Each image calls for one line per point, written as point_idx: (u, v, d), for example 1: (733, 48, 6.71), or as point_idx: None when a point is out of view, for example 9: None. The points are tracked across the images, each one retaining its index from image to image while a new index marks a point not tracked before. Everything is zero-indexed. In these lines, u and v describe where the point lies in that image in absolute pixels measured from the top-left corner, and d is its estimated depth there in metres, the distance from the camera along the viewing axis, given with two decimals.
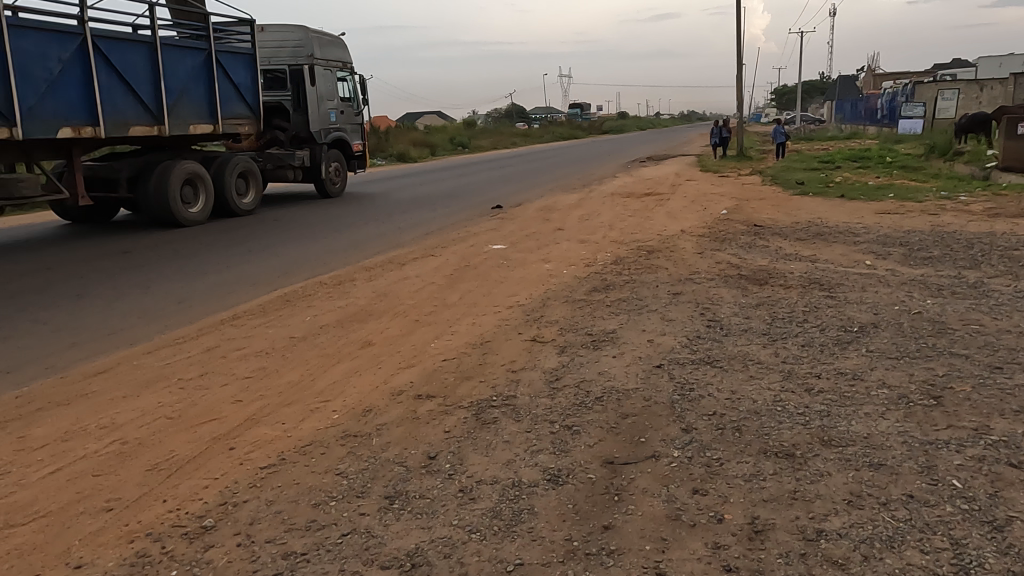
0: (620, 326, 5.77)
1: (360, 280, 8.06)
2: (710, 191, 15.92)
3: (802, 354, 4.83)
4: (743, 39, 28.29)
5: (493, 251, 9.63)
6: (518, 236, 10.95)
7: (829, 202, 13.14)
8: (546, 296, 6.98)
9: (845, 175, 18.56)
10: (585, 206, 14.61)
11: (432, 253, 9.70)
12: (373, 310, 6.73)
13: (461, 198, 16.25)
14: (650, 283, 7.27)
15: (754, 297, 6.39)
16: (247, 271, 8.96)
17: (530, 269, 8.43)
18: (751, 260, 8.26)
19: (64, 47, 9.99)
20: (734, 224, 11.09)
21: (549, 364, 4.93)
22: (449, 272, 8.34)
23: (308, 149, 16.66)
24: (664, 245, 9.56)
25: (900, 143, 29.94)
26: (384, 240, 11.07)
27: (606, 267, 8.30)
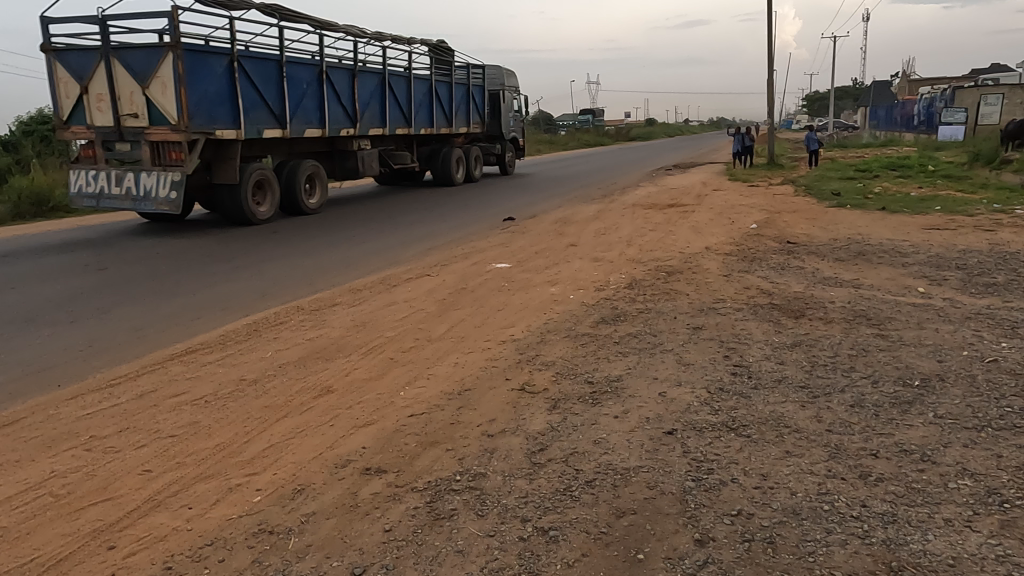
0: (628, 372, 4.83)
1: (342, 306, 7.20)
2: (739, 202, 14.88)
3: (852, 418, 3.85)
4: (775, 45, 27.24)
5: (497, 271, 8.73)
6: (527, 252, 10.04)
7: (870, 216, 12.05)
8: (547, 329, 6.06)
9: (885, 185, 17.39)
10: (604, 218, 13.65)
11: (429, 272, 8.83)
12: (346, 344, 5.86)
13: (474, 209, 15.37)
14: (668, 313, 6.32)
15: (789, 334, 5.41)
16: (224, 291, 8.16)
17: (534, 293, 7.52)
18: (784, 284, 7.27)
19: (159, 56, 11.05)
20: (765, 240, 10.09)
21: (535, 426, 4.01)
22: (442, 296, 7.46)
23: (500, 146, 24.03)
24: (686, 264, 8.60)
25: (941, 151, 28.54)
26: (382, 255, 10.24)
27: (620, 291, 7.37)
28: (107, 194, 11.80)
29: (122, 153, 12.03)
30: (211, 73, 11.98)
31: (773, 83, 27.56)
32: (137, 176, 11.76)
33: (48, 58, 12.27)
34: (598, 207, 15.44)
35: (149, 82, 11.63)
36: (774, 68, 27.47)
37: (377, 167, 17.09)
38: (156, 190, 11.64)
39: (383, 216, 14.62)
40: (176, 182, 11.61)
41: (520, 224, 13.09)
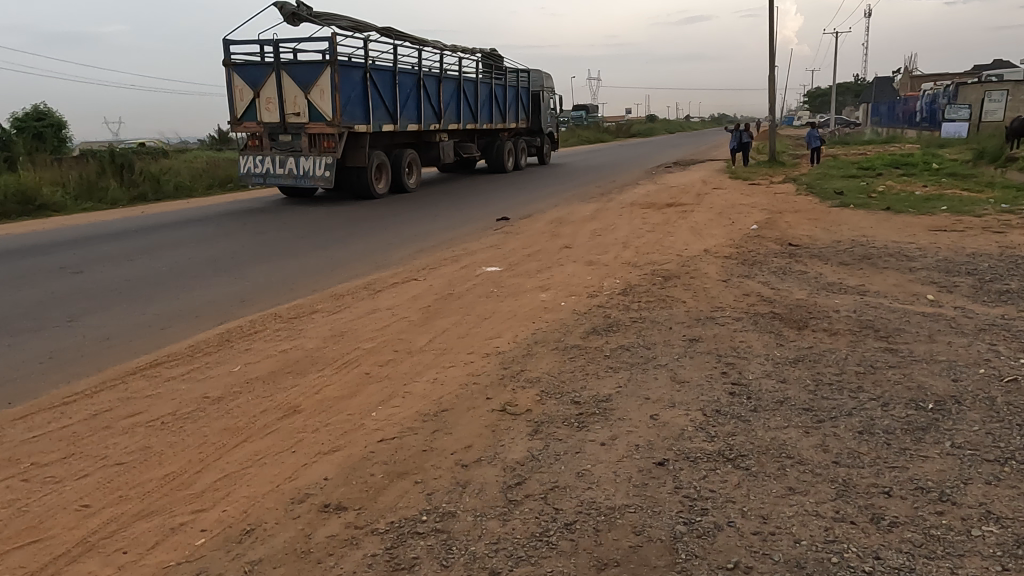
0: (619, 390, 4.48)
1: (321, 314, 6.86)
2: (740, 202, 14.54)
3: (860, 447, 3.50)
4: (776, 42, 26.89)
5: (488, 275, 8.38)
6: (520, 254, 9.69)
7: (874, 216, 11.72)
8: (535, 340, 5.72)
9: (888, 183, 17.02)
10: (601, 218, 13.29)
11: (416, 276, 8.48)
12: (321, 357, 5.52)
13: (468, 208, 15.02)
14: (663, 323, 5.98)
15: (791, 348, 5.06)
16: (202, 295, 7.82)
17: (524, 299, 7.17)
18: (786, 290, 6.92)
19: (354, 78, 15.28)
20: (766, 242, 9.74)
21: (514, 454, 3.67)
22: (428, 303, 7.10)
23: (541, 139, 26.84)
24: (684, 268, 8.25)
25: (945, 148, 28.20)
26: (370, 257, 9.90)
27: (614, 298, 7.02)
28: (275, 173, 15.27)
29: (285, 143, 15.46)
30: (362, 85, 15.60)
31: (775, 81, 27.17)
32: (297, 160, 15.23)
33: (228, 71, 15.62)
34: (596, 206, 15.09)
35: (311, 90, 15.01)
36: (776, 66, 27.07)
37: (450, 155, 19.97)
38: (313, 170, 15.03)
39: (375, 215, 14.28)
40: (330, 165, 15.02)
41: (515, 224, 12.75)
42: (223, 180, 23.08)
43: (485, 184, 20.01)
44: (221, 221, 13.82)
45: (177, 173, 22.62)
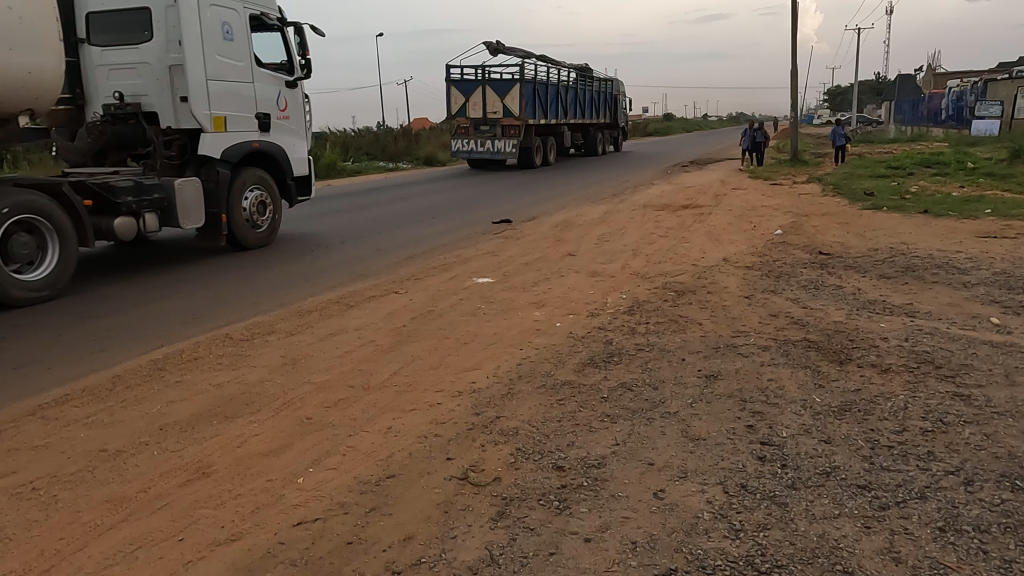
0: (615, 452, 3.52)
1: (278, 335, 5.94)
2: (762, 203, 13.50)
3: (946, 559, 2.53)
4: (798, 36, 25.73)
5: (477, 288, 7.41)
6: (517, 263, 8.73)
7: (911, 221, 10.64)
8: (519, 374, 4.75)
9: (921, 184, 15.92)
10: (611, 221, 12.31)
11: (397, 288, 7.54)
12: (259, 394, 4.58)
13: (470, 210, 14.08)
14: (675, 352, 5.00)
15: (833, 391, 4.08)
16: (154, 308, 6.92)
17: (513, 318, 6.20)
18: (820, 310, 5.90)
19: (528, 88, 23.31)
20: (793, 250, 8.73)
21: (468, 554, 2.73)
22: (401, 323, 6.15)
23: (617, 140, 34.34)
24: (700, 282, 7.25)
25: (977, 146, 26.86)
26: (353, 265, 8.99)
27: (617, 318, 6.04)
28: (475, 150, 23.55)
29: (485, 130, 23.96)
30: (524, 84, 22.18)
31: (796, 79, 26.03)
32: (493, 143, 23.73)
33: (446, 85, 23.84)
34: (607, 208, 14.10)
35: (504, 98, 23.32)
36: (797, 66, 25.94)
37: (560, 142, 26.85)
38: (504, 147, 23.55)
39: (371, 216, 13.39)
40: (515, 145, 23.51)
41: (517, 228, 11.80)
42: None
43: (490, 184, 19.05)
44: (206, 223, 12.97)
45: None
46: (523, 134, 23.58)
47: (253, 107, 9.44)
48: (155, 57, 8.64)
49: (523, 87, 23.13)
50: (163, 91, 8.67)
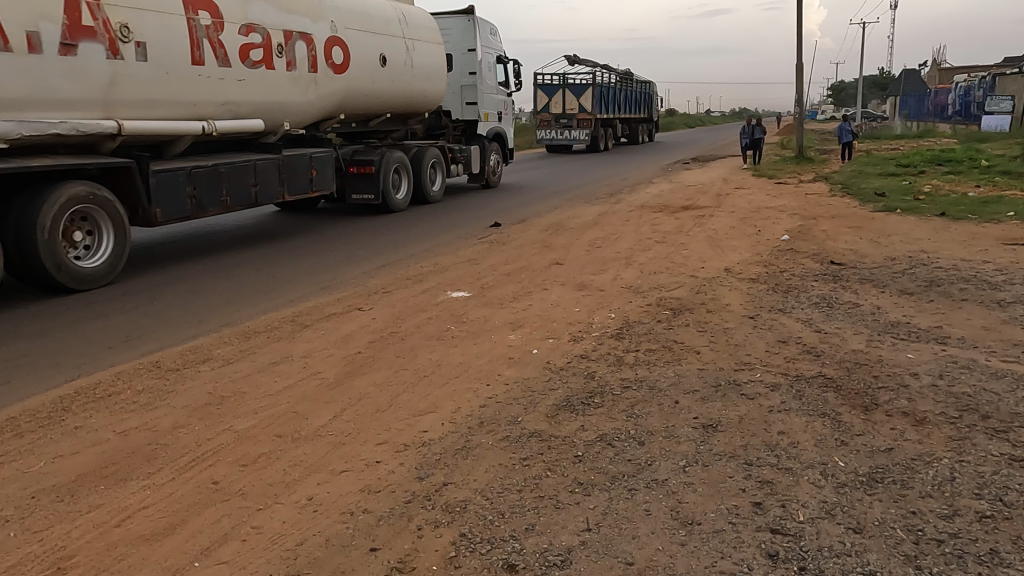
0: (585, 540, 2.77)
1: (213, 364, 5.17)
2: (766, 204, 12.75)
3: None
4: (802, 30, 24.92)
5: (449, 304, 6.63)
6: (498, 273, 7.94)
7: (928, 224, 9.89)
8: (480, 422, 3.97)
9: (933, 183, 15.14)
10: (605, 224, 11.53)
11: (362, 303, 6.78)
12: (164, 448, 3.81)
13: (457, 212, 13.30)
14: (668, 391, 4.22)
15: (860, 450, 3.33)
16: (84, 328, 6.16)
17: (485, 343, 5.43)
18: (837, 337, 5.12)
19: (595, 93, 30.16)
20: (802, 258, 7.96)
21: None
22: (357, 349, 5.37)
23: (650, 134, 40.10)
24: (698, 298, 6.47)
25: (987, 142, 26.03)
26: (320, 275, 8.25)
27: (604, 344, 5.26)
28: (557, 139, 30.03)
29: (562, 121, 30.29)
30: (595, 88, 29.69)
31: (801, 74, 25.18)
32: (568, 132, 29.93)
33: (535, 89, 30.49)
34: (602, 209, 13.31)
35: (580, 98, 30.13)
36: (802, 61, 25.10)
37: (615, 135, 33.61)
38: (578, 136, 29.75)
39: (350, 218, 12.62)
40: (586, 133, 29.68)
41: (504, 232, 11.01)
42: None
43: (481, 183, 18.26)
44: None
45: None
46: (593, 126, 30.06)
47: (495, 105, 16.52)
48: (452, 80, 15.44)
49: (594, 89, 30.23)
50: (456, 98, 15.53)
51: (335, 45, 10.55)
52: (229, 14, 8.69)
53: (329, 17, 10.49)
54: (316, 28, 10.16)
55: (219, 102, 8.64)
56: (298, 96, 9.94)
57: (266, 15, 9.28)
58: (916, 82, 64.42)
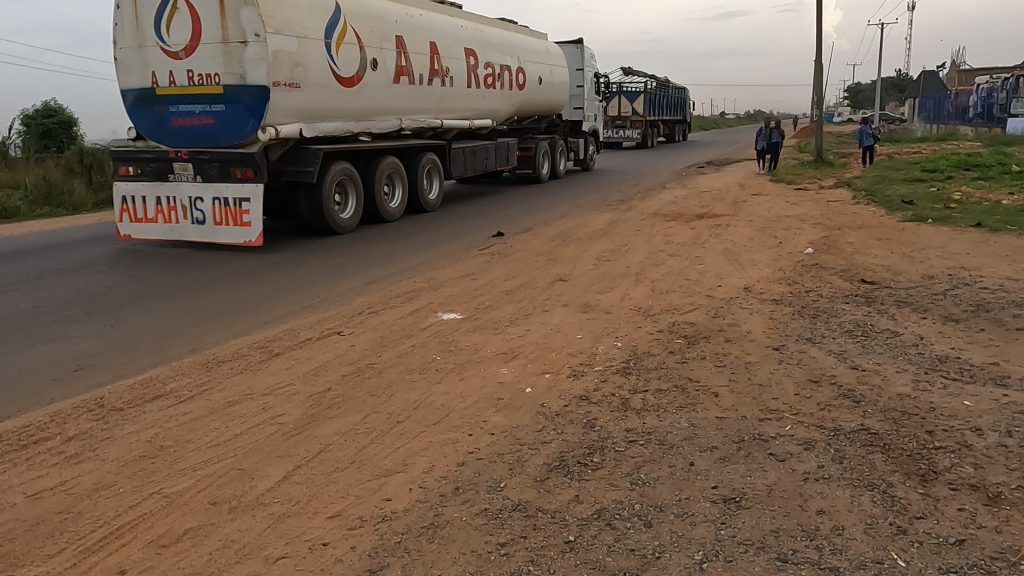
0: None
1: (161, 403, 4.55)
2: (786, 212, 12.10)
3: None
4: (821, 30, 24.18)
5: (438, 328, 5.99)
6: (496, 290, 7.29)
7: (964, 235, 9.21)
8: (455, 487, 3.32)
9: (963, 189, 14.39)
10: (616, 234, 10.91)
11: (343, 326, 6.15)
12: (76, 518, 3.18)
13: (459, 221, 12.68)
14: (681, 448, 3.55)
15: (926, 543, 2.67)
16: (34, 355, 5.56)
17: (473, 378, 4.79)
18: (877, 375, 4.43)
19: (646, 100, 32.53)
20: (830, 275, 7.29)
21: None
22: (327, 386, 4.74)
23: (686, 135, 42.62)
24: (715, 323, 5.79)
25: (1013, 146, 25.20)
26: (306, 291, 7.65)
27: (607, 382, 4.59)
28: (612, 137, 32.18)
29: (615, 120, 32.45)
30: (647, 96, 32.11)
31: (821, 75, 24.37)
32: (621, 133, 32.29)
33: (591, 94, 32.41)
34: (612, 217, 12.66)
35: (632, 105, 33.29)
36: (821, 62, 24.35)
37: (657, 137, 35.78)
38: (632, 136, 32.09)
39: None
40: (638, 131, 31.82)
41: (508, 242, 10.38)
42: None
43: (486, 190, 17.59)
44: None
45: None
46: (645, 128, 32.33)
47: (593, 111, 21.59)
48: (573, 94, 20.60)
49: (644, 95, 32.50)
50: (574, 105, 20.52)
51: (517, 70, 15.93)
52: (479, 53, 14.23)
53: (517, 54, 16.00)
54: (500, 52, 15.18)
55: (448, 112, 13.34)
56: (506, 104, 15.64)
57: (490, 57, 14.75)
58: (937, 84, 63.27)
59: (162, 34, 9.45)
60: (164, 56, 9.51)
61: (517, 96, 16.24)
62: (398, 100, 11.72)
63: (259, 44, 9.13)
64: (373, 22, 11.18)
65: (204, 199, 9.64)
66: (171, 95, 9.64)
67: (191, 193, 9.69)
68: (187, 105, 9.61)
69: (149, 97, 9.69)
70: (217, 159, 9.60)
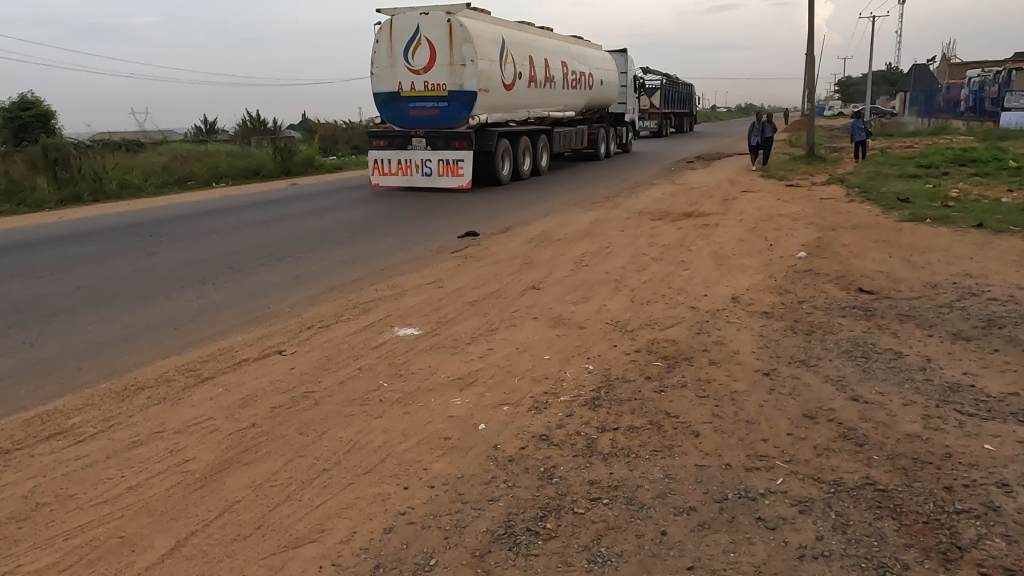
0: None
1: (55, 443, 3.93)
2: (778, 211, 11.57)
3: None
4: (815, 21, 23.59)
5: (390, 346, 5.38)
6: (463, 300, 6.68)
7: (965, 237, 8.69)
8: (375, 565, 2.72)
9: (960, 186, 13.89)
10: (598, 234, 10.35)
11: (287, 345, 5.54)
12: None
13: (435, 221, 12.07)
14: (652, 510, 2.96)
15: None
16: None
17: (420, 411, 4.19)
18: (882, 409, 3.85)
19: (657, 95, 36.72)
20: (824, 282, 6.73)
21: None
22: (252, 422, 4.12)
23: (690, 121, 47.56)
24: (699, 341, 5.20)
25: (1007, 140, 24.72)
26: (256, 301, 7.02)
27: (573, 416, 3.99)
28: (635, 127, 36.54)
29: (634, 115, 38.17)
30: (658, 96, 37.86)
31: (813, 68, 23.80)
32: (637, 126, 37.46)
33: None
34: (595, 216, 12.09)
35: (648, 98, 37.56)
36: (813, 55, 23.80)
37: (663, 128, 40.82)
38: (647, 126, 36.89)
39: (316, 229, 11.40)
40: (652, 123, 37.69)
41: (483, 244, 9.77)
42: (179, 179, 20.93)
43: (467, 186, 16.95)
44: (118, 235, 11.00)
45: (126, 172, 20.12)
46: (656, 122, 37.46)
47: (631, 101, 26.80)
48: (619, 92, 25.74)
49: (659, 92, 37.03)
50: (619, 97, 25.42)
51: (586, 75, 21.07)
52: (562, 58, 19.38)
53: (590, 66, 21.58)
54: (581, 63, 20.90)
55: (555, 108, 19.27)
56: (582, 100, 21.12)
57: (577, 66, 20.56)
58: (928, 79, 62.95)
59: (409, 60, 14.99)
60: (408, 71, 15.07)
61: (588, 96, 21.62)
62: (545, 103, 18.48)
63: (472, 66, 14.67)
64: (536, 53, 17.71)
65: (431, 159, 15.70)
66: (408, 95, 15.19)
67: (422, 157, 15.74)
68: (421, 104, 15.20)
69: (394, 100, 15.43)
70: (440, 136, 15.35)
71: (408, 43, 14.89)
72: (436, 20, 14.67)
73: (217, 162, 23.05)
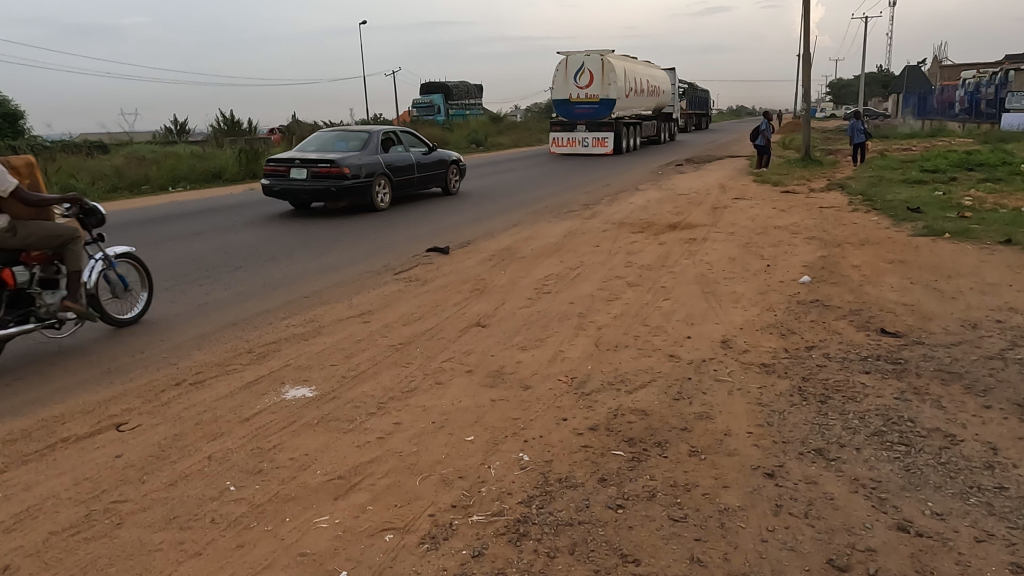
0: None
1: None
2: (774, 221, 10.35)
3: None
4: (810, 14, 22.37)
5: (264, 418, 4.01)
6: (387, 343, 5.33)
7: (994, 254, 7.49)
8: None
9: (972, 193, 12.67)
10: (570, 248, 9.11)
11: (131, 414, 4.18)
12: None
13: (389, 233, 10.75)
14: None
15: None
16: None
17: (263, 541, 2.84)
18: (947, 554, 2.56)
19: None
20: (836, 319, 5.48)
21: None
22: (3, 564, 2.75)
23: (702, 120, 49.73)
24: (678, 414, 3.87)
25: (1010, 142, 23.66)
26: (132, 340, 5.64)
27: (482, 559, 2.66)
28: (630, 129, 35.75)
29: None
30: None
31: (807, 67, 22.58)
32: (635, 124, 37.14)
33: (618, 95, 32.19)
34: (570, 227, 10.84)
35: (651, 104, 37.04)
36: (809, 51, 22.60)
37: None
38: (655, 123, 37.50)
39: (252, 243, 10.06)
40: None
41: (435, 263, 8.44)
42: (131, 182, 19.56)
43: (529, 173, 19.45)
44: None
45: (73, 174, 18.77)
46: None
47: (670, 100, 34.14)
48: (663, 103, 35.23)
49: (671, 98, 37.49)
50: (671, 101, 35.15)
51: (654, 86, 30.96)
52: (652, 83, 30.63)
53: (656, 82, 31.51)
54: (657, 81, 31.68)
55: (644, 106, 29.45)
56: (652, 102, 30.63)
57: (653, 79, 30.70)
58: (920, 80, 61.94)
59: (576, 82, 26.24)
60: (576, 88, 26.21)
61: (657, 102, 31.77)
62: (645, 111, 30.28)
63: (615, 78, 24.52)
64: (634, 74, 28.21)
65: (587, 137, 26.57)
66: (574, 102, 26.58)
67: (583, 136, 26.56)
68: (584, 107, 26.34)
69: (565, 102, 26.43)
70: (594, 123, 26.44)
71: (577, 71, 25.93)
72: (594, 59, 25.87)
73: (176, 164, 21.58)
